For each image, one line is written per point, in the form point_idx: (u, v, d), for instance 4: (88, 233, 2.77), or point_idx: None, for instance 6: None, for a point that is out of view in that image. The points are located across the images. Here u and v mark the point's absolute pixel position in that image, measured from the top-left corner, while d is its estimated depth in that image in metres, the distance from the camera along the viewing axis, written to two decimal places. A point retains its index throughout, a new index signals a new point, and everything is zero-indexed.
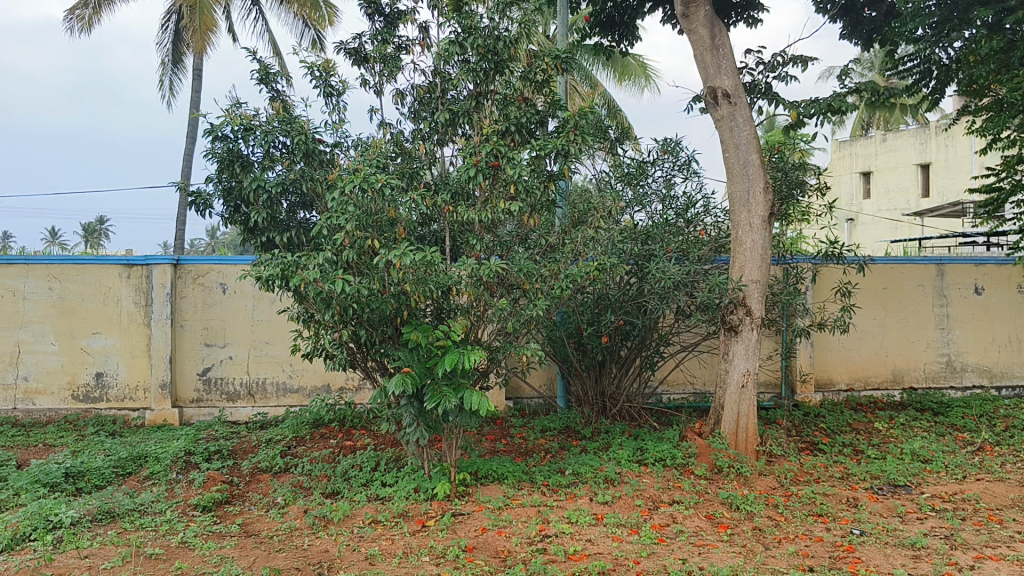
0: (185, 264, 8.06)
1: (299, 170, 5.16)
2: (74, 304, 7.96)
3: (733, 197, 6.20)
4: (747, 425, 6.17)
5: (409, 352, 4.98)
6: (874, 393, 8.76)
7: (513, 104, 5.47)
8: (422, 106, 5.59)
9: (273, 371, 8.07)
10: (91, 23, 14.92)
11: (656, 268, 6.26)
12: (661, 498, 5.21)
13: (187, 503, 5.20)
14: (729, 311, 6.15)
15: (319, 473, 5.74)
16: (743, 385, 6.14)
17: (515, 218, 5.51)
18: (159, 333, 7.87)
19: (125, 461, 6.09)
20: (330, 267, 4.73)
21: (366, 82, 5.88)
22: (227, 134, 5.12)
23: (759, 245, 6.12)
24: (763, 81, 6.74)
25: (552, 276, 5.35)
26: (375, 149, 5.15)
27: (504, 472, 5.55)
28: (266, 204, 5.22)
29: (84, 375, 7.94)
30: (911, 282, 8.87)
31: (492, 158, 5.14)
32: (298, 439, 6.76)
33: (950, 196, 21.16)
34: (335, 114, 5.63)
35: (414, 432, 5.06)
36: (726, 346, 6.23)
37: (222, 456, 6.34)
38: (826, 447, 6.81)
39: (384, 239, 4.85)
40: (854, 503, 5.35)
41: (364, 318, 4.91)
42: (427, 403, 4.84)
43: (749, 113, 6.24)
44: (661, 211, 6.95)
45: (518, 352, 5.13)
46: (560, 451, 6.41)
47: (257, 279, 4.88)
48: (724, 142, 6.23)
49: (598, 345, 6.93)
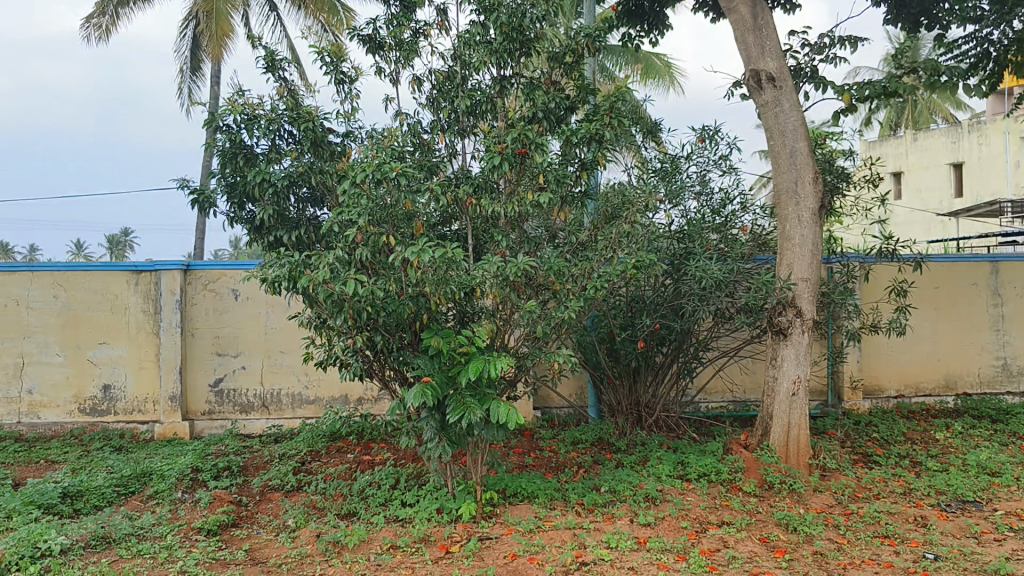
0: (195, 271, 7.67)
1: (308, 162, 4.70)
2: (80, 312, 7.59)
3: (779, 188, 5.71)
4: (799, 437, 5.65)
5: (430, 360, 4.54)
6: (926, 400, 8.23)
7: (541, 88, 5.00)
8: (442, 94, 5.09)
9: (288, 382, 7.65)
10: (109, 30, 14.64)
11: (695, 267, 5.88)
12: (709, 519, 4.72)
13: (190, 526, 4.79)
14: (778, 312, 5.65)
15: (335, 492, 5.30)
16: (794, 394, 5.63)
17: (544, 213, 5.04)
18: (168, 341, 7.48)
19: (128, 480, 5.69)
20: (341, 267, 4.30)
21: (382, 69, 5.46)
22: (229, 124, 4.68)
23: (809, 240, 5.62)
24: (809, 64, 6.24)
25: (584, 276, 4.88)
26: (389, 139, 4.71)
27: (535, 490, 5.08)
28: (273, 199, 4.72)
29: (91, 388, 7.57)
30: (964, 281, 8.32)
31: (519, 144, 4.68)
32: (313, 455, 6.34)
33: (985, 195, 20.55)
34: (348, 101, 5.17)
35: (435, 448, 4.59)
36: (774, 351, 5.73)
37: (231, 473, 5.91)
38: (881, 458, 6.30)
39: (400, 236, 4.42)
40: (923, 522, 4.84)
41: (380, 322, 4.48)
42: (450, 416, 4.38)
43: (797, 98, 5.75)
44: (698, 207, 6.48)
45: (550, 360, 4.67)
46: (595, 465, 5.95)
47: (263, 281, 4.44)
48: (769, 129, 5.73)
49: (632, 351, 6.48)
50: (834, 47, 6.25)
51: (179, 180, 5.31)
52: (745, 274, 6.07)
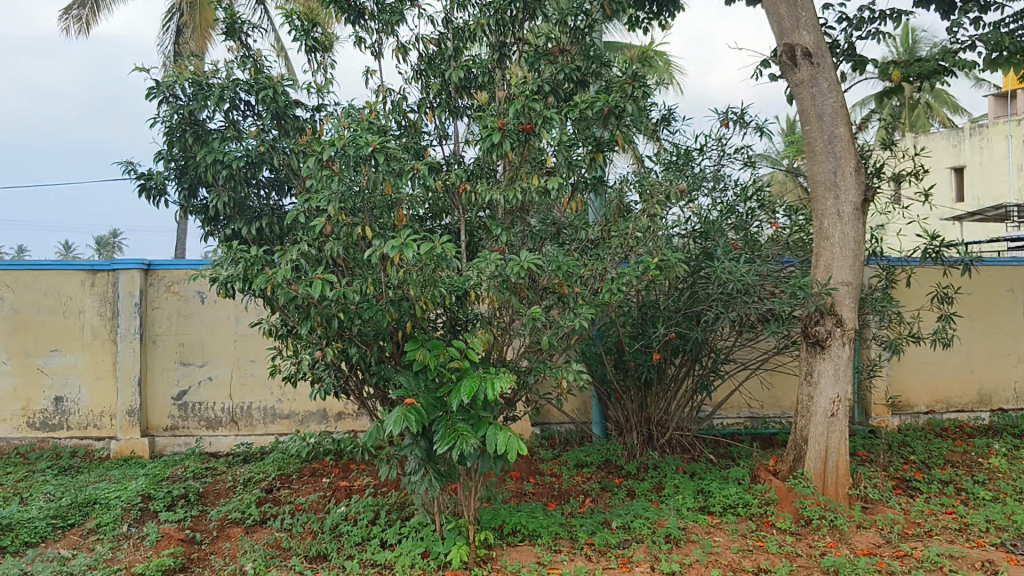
0: (157, 271, 6.92)
1: (270, 140, 3.97)
2: (30, 316, 6.84)
3: (815, 179, 5.01)
4: (837, 464, 4.93)
5: (414, 377, 3.82)
6: (958, 416, 7.53)
7: (549, 57, 4.25)
8: (430, 68, 4.43)
9: (259, 395, 6.91)
10: (89, 23, 13.57)
11: (720, 268, 5.16)
12: (743, 566, 4.01)
13: (130, 572, 4.05)
14: (815, 322, 4.92)
15: (303, 530, 4.56)
16: (833, 414, 4.90)
17: (549, 204, 4.33)
18: (126, 349, 6.75)
19: (67, 511, 4.95)
20: (308, 265, 3.58)
21: (362, 39, 4.75)
22: (177, 94, 3.93)
23: (851, 238, 4.91)
24: (847, 41, 5.54)
25: (596, 278, 4.18)
26: (368, 114, 4.00)
27: (537, 528, 4.35)
28: (227, 182, 3.97)
29: (41, 400, 6.82)
30: (999, 287, 7.63)
31: (523, 119, 3.92)
32: (283, 480, 5.60)
33: (986, 201, 19.88)
34: (320, 72, 4.44)
35: (420, 482, 3.85)
36: (809, 365, 5.01)
37: (188, 501, 5.16)
38: (923, 485, 5.60)
39: (378, 227, 3.71)
40: (993, 568, 4.12)
41: (355, 331, 3.75)
42: (438, 446, 3.64)
43: (835, 77, 5.04)
44: (718, 203, 5.77)
45: (556, 376, 3.93)
46: (603, 494, 5.23)
47: (213, 283, 3.70)
48: (804, 112, 5.03)
49: (644, 363, 5.78)
50: (876, 21, 5.57)
51: (124, 163, 4.51)
52: (774, 277, 5.35)
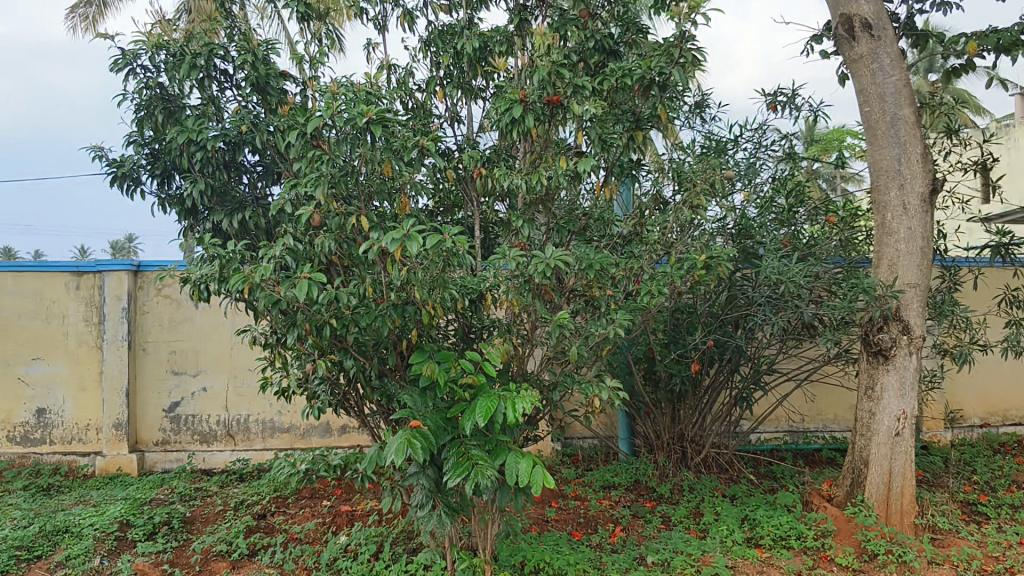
0: (147, 273, 6.39)
1: (254, 119, 3.44)
2: (10, 321, 6.34)
3: (876, 168, 4.44)
4: (903, 491, 4.34)
5: (421, 396, 3.26)
6: (1015, 430, 6.92)
7: (577, 22, 3.69)
8: (442, 40, 3.89)
9: (257, 406, 6.37)
10: (96, 22, 13.01)
11: (768, 266, 4.58)
12: None
13: None
14: (879, 328, 4.34)
15: (296, 566, 4.01)
16: (898, 434, 4.32)
17: (575, 192, 3.77)
18: (113, 357, 6.23)
19: (35, 540, 4.42)
20: (295, 263, 3.03)
21: (365, 11, 4.21)
22: (148, 66, 3.41)
23: (918, 233, 4.33)
24: (909, 12, 4.99)
25: (630, 279, 3.62)
26: (367, 88, 3.46)
27: (563, 566, 3.79)
28: (206, 168, 3.44)
29: (22, 413, 6.32)
30: None
31: (548, 90, 3.36)
32: (278, 504, 5.05)
33: None
34: (315, 43, 3.89)
35: (428, 518, 3.29)
36: (871, 379, 4.43)
37: (170, 529, 4.61)
38: (990, 510, 5.00)
39: (377, 218, 3.17)
40: None
41: (351, 341, 3.20)
42: (448, 477, 3.08)
43: (898, 52, 4.47)
44: (760, 197, 5.18)
45: (585, 393, 3.36)
46: (635, 522, 4.65)
47: (185, 284, 3.16)
48: (863, 92, 4.46)
49: (679, 374, 5.21)
50: None
51: (93, 147, 3.96)
52: (827, 277, 4.77)
